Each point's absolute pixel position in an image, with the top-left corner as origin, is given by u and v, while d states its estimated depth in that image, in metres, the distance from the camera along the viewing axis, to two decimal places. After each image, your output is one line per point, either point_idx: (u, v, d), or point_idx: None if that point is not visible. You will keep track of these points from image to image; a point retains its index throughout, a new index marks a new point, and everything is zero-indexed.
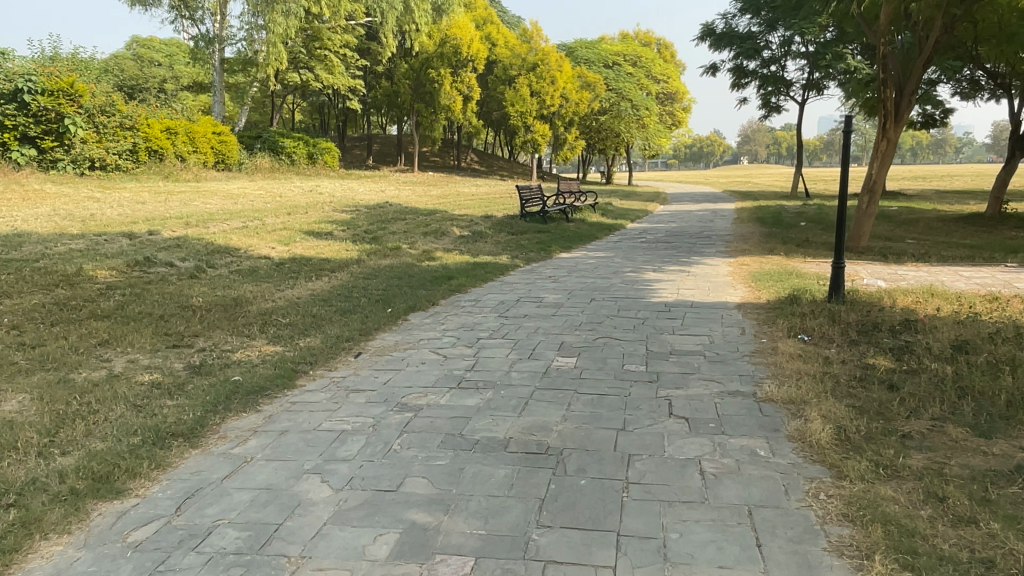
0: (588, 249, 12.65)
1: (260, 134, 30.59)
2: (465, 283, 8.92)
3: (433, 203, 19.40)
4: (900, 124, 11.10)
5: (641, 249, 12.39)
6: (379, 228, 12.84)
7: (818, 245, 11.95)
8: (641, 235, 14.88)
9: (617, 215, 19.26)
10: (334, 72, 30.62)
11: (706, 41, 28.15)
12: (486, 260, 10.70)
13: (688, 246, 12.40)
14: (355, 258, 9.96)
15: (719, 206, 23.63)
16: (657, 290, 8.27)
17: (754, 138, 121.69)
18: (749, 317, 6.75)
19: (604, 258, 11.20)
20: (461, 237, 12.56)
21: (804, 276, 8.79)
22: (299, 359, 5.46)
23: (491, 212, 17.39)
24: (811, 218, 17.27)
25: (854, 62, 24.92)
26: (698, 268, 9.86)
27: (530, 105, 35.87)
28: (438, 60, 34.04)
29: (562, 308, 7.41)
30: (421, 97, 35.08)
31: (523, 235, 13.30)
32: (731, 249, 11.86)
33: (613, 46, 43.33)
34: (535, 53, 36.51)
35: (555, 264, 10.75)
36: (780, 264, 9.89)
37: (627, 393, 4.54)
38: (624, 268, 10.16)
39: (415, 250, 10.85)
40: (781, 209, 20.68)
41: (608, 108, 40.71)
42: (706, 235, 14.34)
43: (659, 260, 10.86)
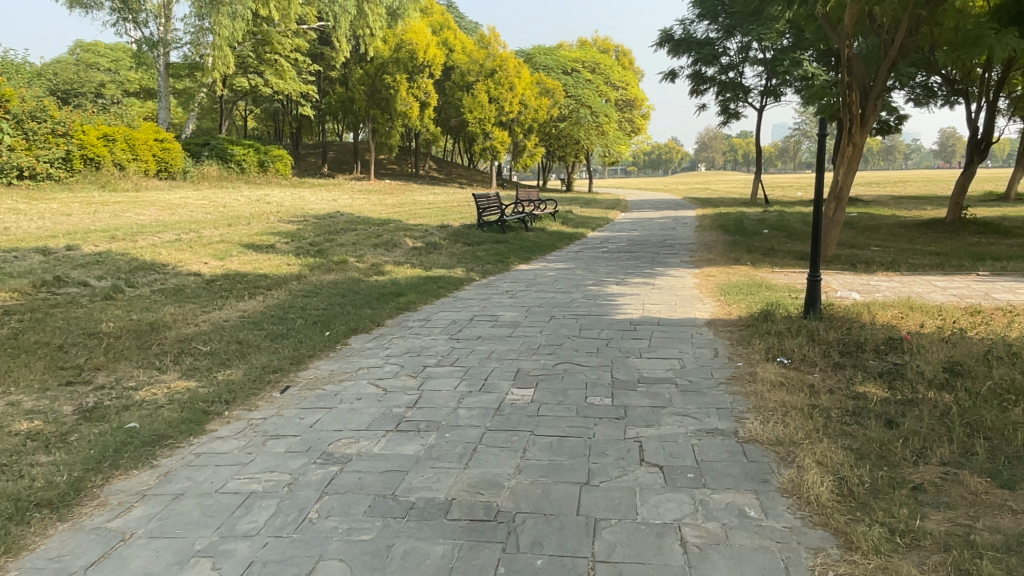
0: (548, 260, 12.08)
1: (208, 141, 29.45)
2: (415, 299, 8.25)
3: (387, 213, 18.63)
4: (866, 129, 10.77)
5: (602, 260, 11.86)
6: (326, 240, 12.07)
7: (784, 254, 11.59)
8: (603, 245, 14.39)
9: (578, 223, 18.76)
10: (285, 77, 29.66)
11: (665, 46, 27.97)
12: (440, 274, 10.05)
13: (651, 257, 11.93)
14: (296, 273, 9.21)
15: (680, 214, 23.35)
16: (622, 305, 7.71)
17: (711, 146, 123.35)
18: (722, 336, 6.21)
19: (564, 270, 10.65)
20: (413, 249, 11.88)
21: (775, 289, 8.32)
22: (212, 397, 4.71)
23: (448, 221, 16.75)
24: (773, 226, 17.01)
25: (812, 69, 24.49)
26: (664, 280, 9.35)
27: (489, 112, 35.34)
28: (394, 65, 33.31)
29: (518, 328, 6.78)
30: (377, 103, 34.28)
31: (480, 246, 12.67)
32: (697, 259, 11.43)
33: (571, 53, 43.11)
34: (493, 60, 36.06)
35: (513, 277, 10.15)
36: (748, 275, 9.44)
37: (591, 435, 3.92)
38: (585, 281, 9.60)
39: (363, 264, 10.14)
40: (742, 216, 20.45)
41: (568, 115, 40.42)
42: (670, 244, 13.91)
43: (623, 271, 10.34)
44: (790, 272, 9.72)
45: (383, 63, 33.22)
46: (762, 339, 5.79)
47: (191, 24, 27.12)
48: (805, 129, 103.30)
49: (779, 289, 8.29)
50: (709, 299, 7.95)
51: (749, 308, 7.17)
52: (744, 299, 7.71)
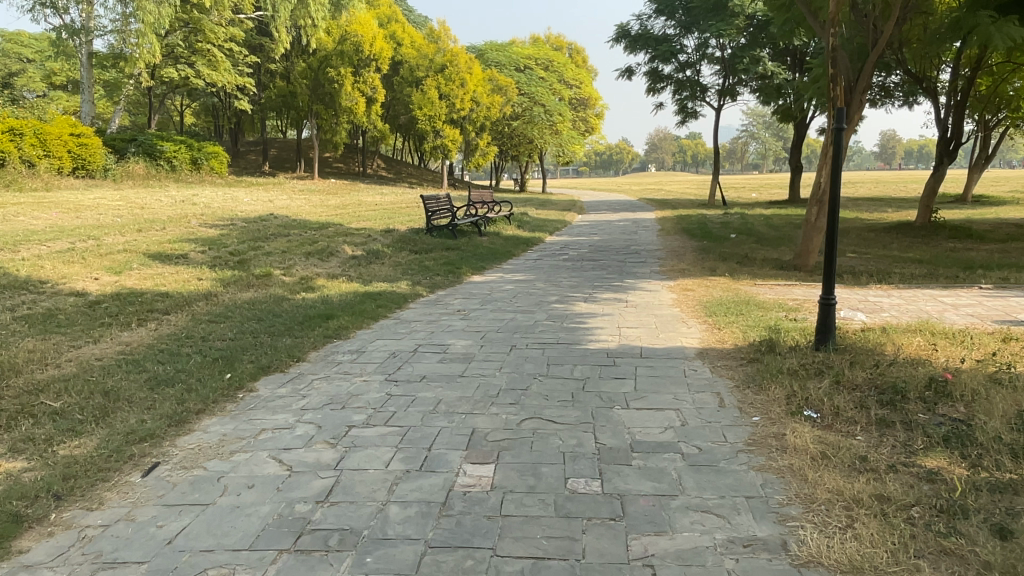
0: (505, 269, 10.81)
1: (134, 137, 27.25)
2: (348, 322, 6.90)
3: (328, 215, 17.11)
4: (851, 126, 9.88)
5: (565, 269, 10.68)
6: (251, 248, 10.56)
7: (764, 263, 10.58)
8: (563, 251, 13.21)
9: (534, 227, 17.55)
10: (220, 68, 27.75)
11: (621, 42, 27.07)
12: (381, 288, 8.70)
13: (617, 266, 10.80)
14: (206, 290, 7.76)
15: (639, 216, 22.40)
16: (595, 331, 6.50)
17: (661, 147, 124.09)
18: (723, 373, 5.06)
19: (524, 284, 9.42)
20: (351, 258, 10.46)
21: (767, 307, 7.24)
22: (38, 491, 3.34)
23: (393, 225, 15.35)
24: (740, 230, 16.08)
25: (770, 67, 24.31)
26: (638, 295, 8.21)
27: (439, 109, 33.95)
28: (338, 58, 31.61)
29: (472, 363, 5.51)
30: (320, 98, 32.55)
31: (427, 254, 11.33)
32: (669, 268, 10.34)
33: (524, 50, 41.98)
34: (443, 55, 34.79)
35: (464, 292, 8.87)
36: (732, 289, 8.36)
37: (578, 558, 2.68)
38: (548, 297, 8.36)
39: (291, 277, 8.72)
40: (705, 219, 19.60)
41: (521, 113, 39.32)
42: (634, 251, 12.80)
43: (590, 284, 9.17)
44: (776, 284, 8.71)
45: (326, 55, 31.49)
46: (777, 382, 4.66)
47: (115, 10, 24.99)
48: (752, 131, 104.77)
49: (773, 307, 7.23)
50: (695, 320, 6.82)
51: (747, 335, 6.05)
52: (737, 322, 6.60)
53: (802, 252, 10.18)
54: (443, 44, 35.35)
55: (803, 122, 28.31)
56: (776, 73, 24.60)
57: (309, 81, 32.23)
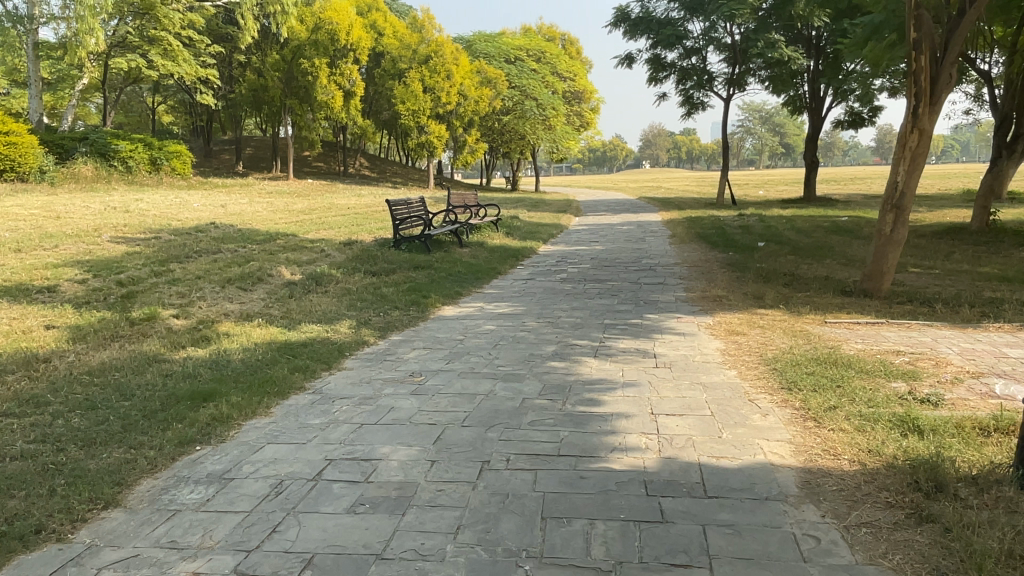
0: (486, 298, 8.35)
1: (86, 135, 24.69)
2: (230, 406, 4.46)
3: (283, 223, 14.62)
4: (938, 109, 7.43)
5: (564, 297, 8.22)
6: (155, 274, 8.11)
7: (820, 287, 8.19)
8: (560, 267, 10.80)
9: (526, 234, 15.08)
10: (176, 58, 25.34)
11: (621, 27, 24.65)
12: (311, 333, 6.27)
13: (630, 291, 8.36)
14: (39, 350, 5.30)
15: (642, 218, 19.99)
16: (617, 424, 4.07)
17: (655, 144, 121.85)
18: (880, 559, 2.64)
19: (510, 321, 6.97)
20: (284, 284, 7.99)
21: (871, 373, 4.82)
22: None
23: (358, 235, 12.90)
24: (767, 237, 13.69)
25: (788, 52, 21.60)
26: (671, 346, 5.78)
27: (423, 103, 31.58)
28: (312, 48, 29.13)
29: (406, 516, 3.07)
30: (293, 92, 30.06)
31: (388, 276, 8.87)
32: (702, 295, 7.91)
33: (514, 40, 39.45)
34: (427, 45, 32.36)
35: (428, 337, 6.44)
36: (802, 335, 5.98)
37: None
38: (541, 347, 5.93)
39: (184, 320, 6.29)
40: (720, 223, 17.17)
41: (512, 108, 36.83)
42: (647, 267, 10.42)
43: (600, 323, 6.73)
44: (856, 326, 6.34)
45: (299, 46, 29.02)
46: None
47: None
48: (748, 127, 102.33)
49: (880, 373, 4.82)
50: (769, 401, 4.38)
51: (874, 444, 3.63)
52: (844, 406, 4.18)
53: (873, 274, 7.75)
54: (427, 33, 32.96)
55: (818, 113, 25.93)
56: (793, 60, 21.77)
57: (281, 74, 29.73)
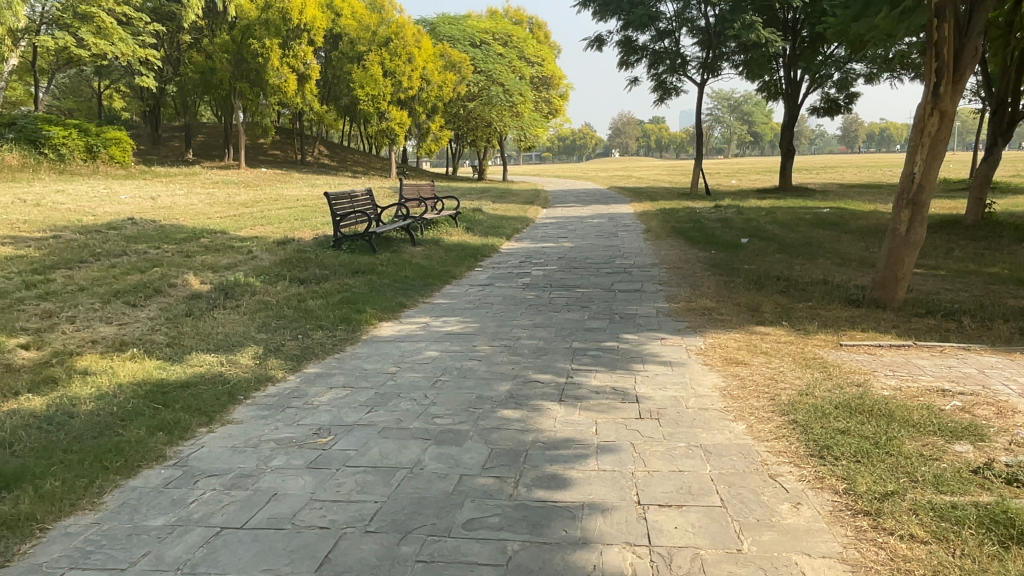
0: (433, 310, 7.05)
1: (15, 120, 22.72)
2: (37, 498, 3.13)
3: (218, 217, 13.13)
4: (962, 87, 6.23)
5: (525, 309, 6.95)
6: (26, 286, 6.66)
7: (822, 296, 7.03)
8: (523, 268, 9.55)
9: (488, 229, 13.78)
10: (111, 37, 23.46)
11: (590, 7, 23.35)
12: (198, 368, 4.93)
13: (603, 302, 7.12)
14: None
15: (613, 210, 18.82)
16: (590, 528, 2.80)
17: (624, 132, 121.15)
18: None
19: (458, 346, 5.67)
20: (185, 298, 6.61)
21: (926, 432, 3.61)
22: None
23: (298, 232, 11.50)
24: (748, 231, 12.59)
25: (766, 34, 20.42)
26: (656, 383, 4.54)
27: (383, 88, 30.06)
28: (262, 28, 27.41)
29: None
30: (244, 75, 28.33)
31: (318, 284, 7.51)
32: (688, 307, 6.69)
33: (479, 23, 37.91)
34: (387, 26, 30.81)
35: (352, 369, 5.13)
36: (820, 365, 4.80)
37: None
38: (493, 384, 4.65)
39: (35, 353, 4.91)
40: (697, 215, 16.04)
41: (478, 93, 35.35)
42: (621, 268, 9.20)
43: (569, 346, 5.48)
44: (880, 351, 5.17)
45: (248, 24, 27.27)
46: None
47: None
48: (716, 115, 102.00)
49: (936, 430, 3.63)
50: (800, 480, 3.15)
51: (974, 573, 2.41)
52: (907, 492, 2.96)
53: (885, 281, 6.58)
54: (388, 14, 31.35)
55: (794, 100, 24.99)
56: (771, 42, 20.61)
57: (230, 55, 28.01)
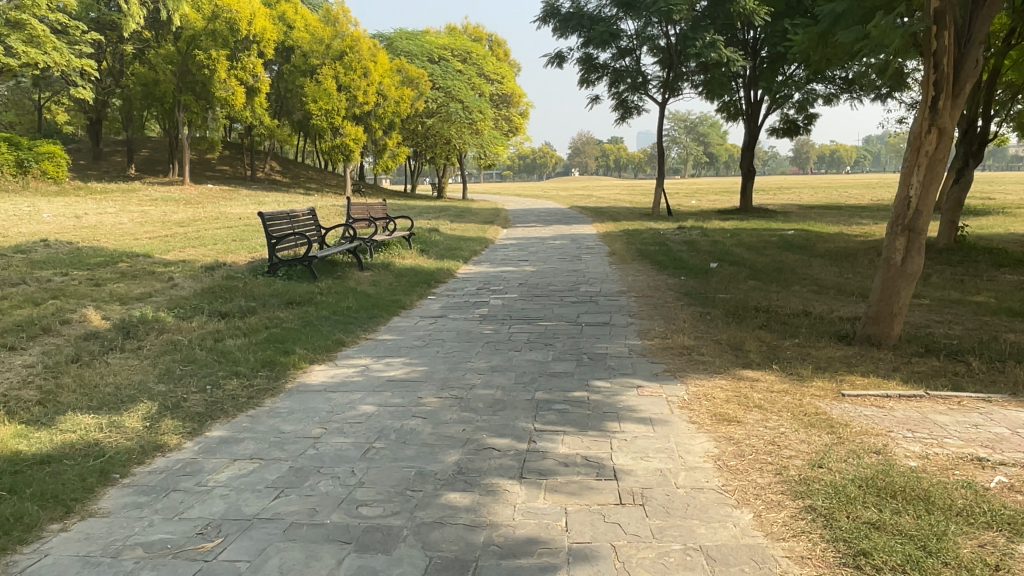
0: (375, 349, 6.14)
1: None
2: None
3: (147, 239, 12.02)
4: (961, 102, 5.66)
5: (481, 347, 6.10)
6: None
7: (810, 332, 6.32)
8: (479, 296, 8.69)
9: (444, 251, 12.92)
10: (43, 45, 21.86)
11: (549, 23, 22.84)
12: (67, 436, 3.98)
13: (567, 338, 6.31)
14: None
15: (575, 231, 18.14)
16: None
17: (583, 151, 121.90)
18: None
19: (399, 397, 4.78)
20: (75, 339, 5.62)
21: (980, 528, 2.85)
22: None
23: (233, 256, 10.49)
24: (717, 255, 11.98)
25: (727, 52, 20.14)
26: (636, 450, 3.73)
27: (337, 102, 29.10)
28: (209, 39, 26.31)
29: None
30: (189, 87, 27.16)
31: (242, 319, 6.56)
32: (664, 345, 5.92)
33: (437, 39, 37.27)
34: (342, 40, 29.97)
35: (266, 432, 4.20)
36: (825, 422, 4.06)
37: None
38: (438, 453, 3.77)
39: None
40: (662, 237, 15.42)
41: (436, 110, 34.59)
42: (586, 298, 8.41)
43: (529, 397, 4.64)
44: (891, 403, 4.45)
45: (194, 35, 26.12)
46: None
47: None
48: (673, 136, 103.20)
49: (989, 521, 2.89)
50: None
51: None
52: None
53: (880, 315, 5.92)
54: (342, 27, 30.50)
55: (754, 120, 24.81)
56: (733, 60, 20.32)
57: (174, 66, 26.81)
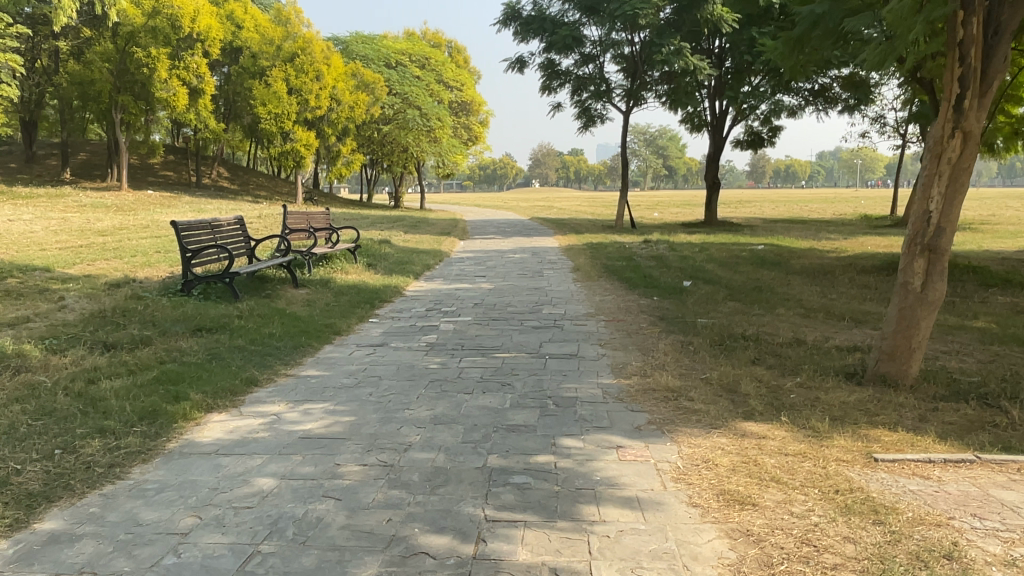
0: (293, 390, 5.01)
1: None
2: None
3: (54, 251, 10.60)
4: (988, 101, 4.84)
5: (425, 386, 5.02)
6: None
7: (812, 370, 5.40)
8: (428, 320, 7.60)
9: (394, 265, 11.78)
10: None
11: (510, 27, 21.95)
12: None
13: (529, 375, 5.26)
14: None
15: (536, 244, 17.16)
16: None
17: (544, 163, 121.57)
18: None
19: (310, 463, 3.66)
20: None
21: None
22: None
23: (149, 271, 9.20)
24: (689, 272, 11.12)
25: (693, 60, 19.49)
26: (625, 558, 2.69)
27: (287, 106, 27.77)
28: (148, 36, 24.53)
29: None
30: (127, 86, 25.49)
31: (130, 352, 5.37)
32: (646, 386, 4.92)
33: (395, 44, 36.16)
34: (293, 41, 28.71)
35: (114, 525, 3.05)
36: (867, 506, 3.09)
37: None
38: (349, 563, 2.67)
39: None
40: (628, 251, 14.55)
41: (392, 117, 33.44)
42: (550, 322, 7.40)
43: (480, 465, 3.57)
44: (937, 473, 3.52)
45: (132, 31, 24.41)
46: None
47: None
48: (633, 149, 103.47)
49: None
50: None
51: None
52: None
53: (896, 351, 5.03)
54: (294, 28, 29.25)
55: (719, 132, 24.30)
56: (699, 69, 19.67)
57: (111, 65, 25.01)
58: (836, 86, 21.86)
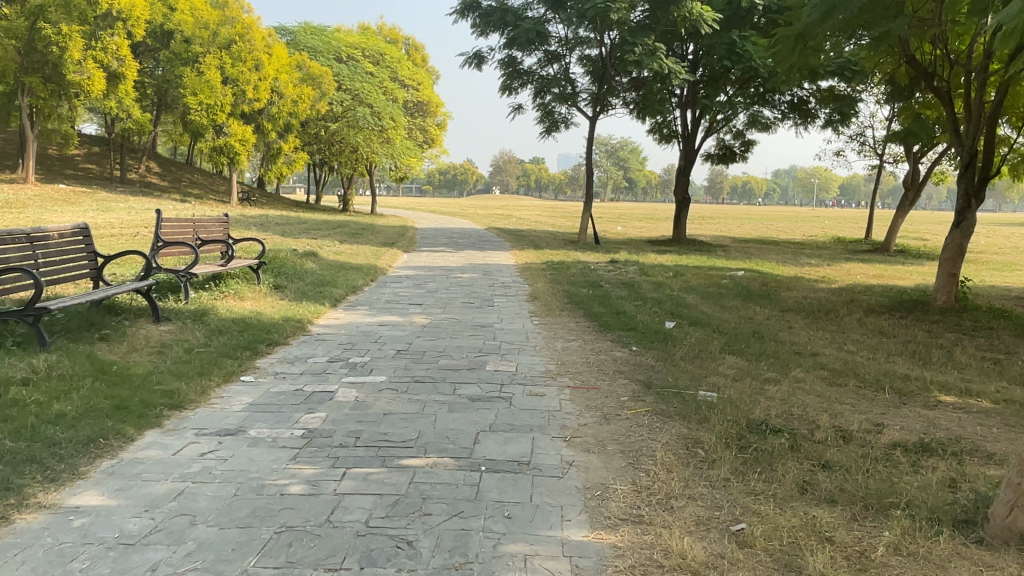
0: (23, 557, 2.79)
1: None
2: None
3: None
4: None
5: (260, 549, 2.84)
6: None
7: (903, 512, 3.37)
8: (323, 381, 5.41)
9: (310, 287, 9.56)
10: None
11: (468, 18, 19.91)
12: None
13: (448, 519, 3.12)
14: None
15: (490, 260, 15.10)
16: None
17: (504, 170, 119.73)
18: None
19: None
20: None
21: None
22: None
23: None
24: (670, 307, 9.18)
25: (667, 63, 17.70)
26: None
27: (220, 96, 25.26)
28: (60, 12, 21.87)
29: None
30: (34, 67, 22.64)
31: None
32: (647, 559, 2.82)
33: (347, 36, 33.81)
34: (231, 26, 26.30)
35: None
36: None
37: None
38: None
39: None
40: (594, 274, 12.58)
41: (341, 114, 31.13)
42: (492, 389, 5.30)
43: None
44: None
45: (41, 4, 21.57)
46: None
47: None
48: (596, 159, 102.44)
49: None
50: None
51: None
52: None
53: None
54: (232, 12, 26.85)
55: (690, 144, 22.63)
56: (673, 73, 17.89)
57: (18, 43, 21.96)
58: (815, 99, 20.40)
